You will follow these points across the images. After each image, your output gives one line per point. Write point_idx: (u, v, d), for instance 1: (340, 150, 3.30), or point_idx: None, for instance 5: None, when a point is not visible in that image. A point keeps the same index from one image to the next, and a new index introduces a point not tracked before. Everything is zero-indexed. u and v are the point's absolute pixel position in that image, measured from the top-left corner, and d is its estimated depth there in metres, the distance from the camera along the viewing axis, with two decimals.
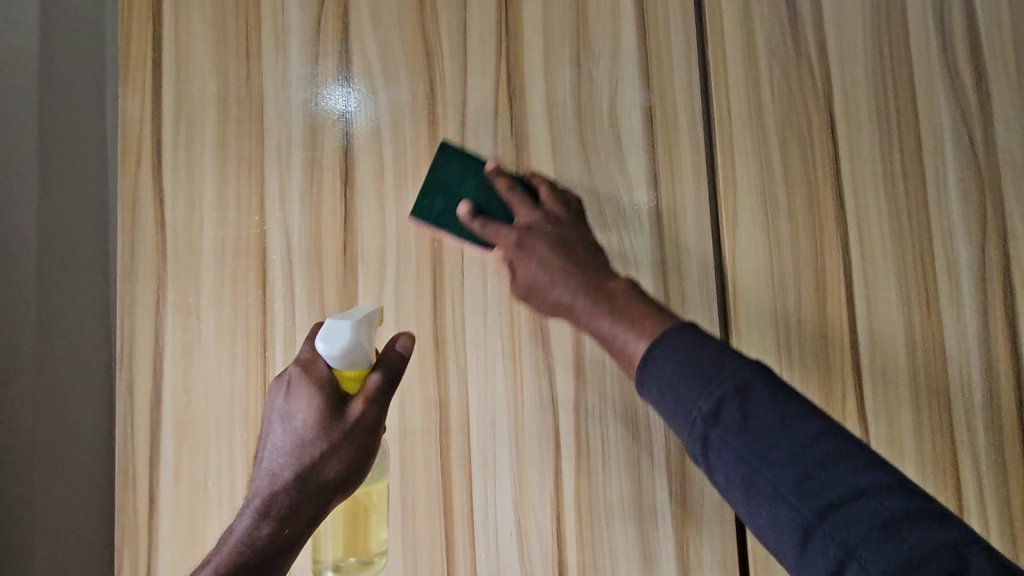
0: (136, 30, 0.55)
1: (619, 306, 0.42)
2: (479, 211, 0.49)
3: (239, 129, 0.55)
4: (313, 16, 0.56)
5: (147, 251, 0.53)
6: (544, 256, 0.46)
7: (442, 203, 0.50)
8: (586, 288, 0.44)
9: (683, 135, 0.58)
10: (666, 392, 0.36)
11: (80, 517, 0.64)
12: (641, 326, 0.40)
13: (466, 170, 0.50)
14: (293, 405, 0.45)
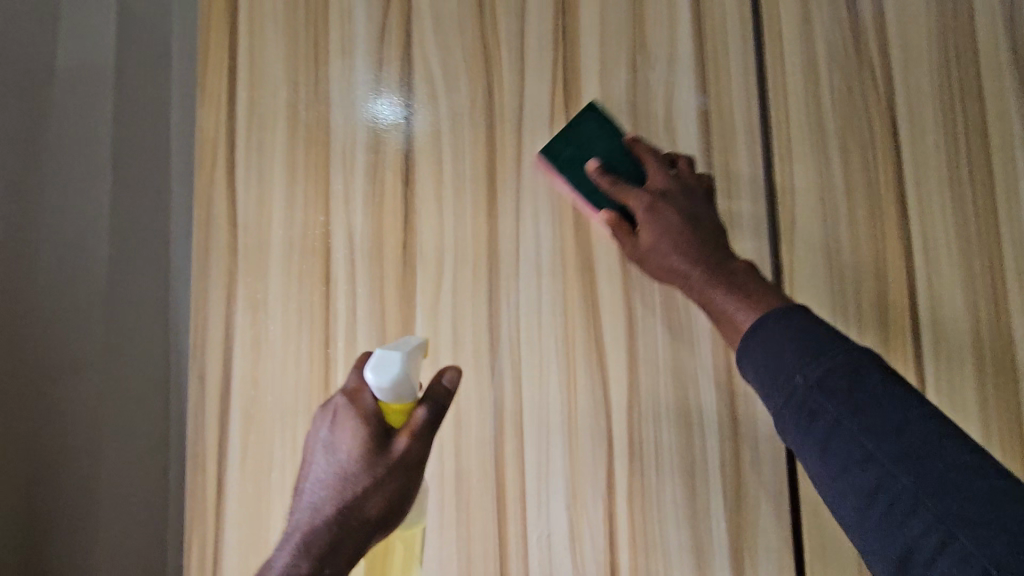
0: (213, 39, 0.58)
1: (738, 288, 0.47)
2: (603, 167, 0.53)
3: (307, 134, 0.57)
4: (378, 25, 0.58)
5: (220, 248, 0.56)
6: (671, 222, 0.50)
7: (572, 150, 0.54)
8: (707, 262, 0.49)
9: (740, 139, 0.58)
10: (759, 354, 0.42)
11: (139, 492, 0.72)
12: (751, 304, 0.46)
13: (612, 139, 0.54)
14: (338, 437, 0.46)
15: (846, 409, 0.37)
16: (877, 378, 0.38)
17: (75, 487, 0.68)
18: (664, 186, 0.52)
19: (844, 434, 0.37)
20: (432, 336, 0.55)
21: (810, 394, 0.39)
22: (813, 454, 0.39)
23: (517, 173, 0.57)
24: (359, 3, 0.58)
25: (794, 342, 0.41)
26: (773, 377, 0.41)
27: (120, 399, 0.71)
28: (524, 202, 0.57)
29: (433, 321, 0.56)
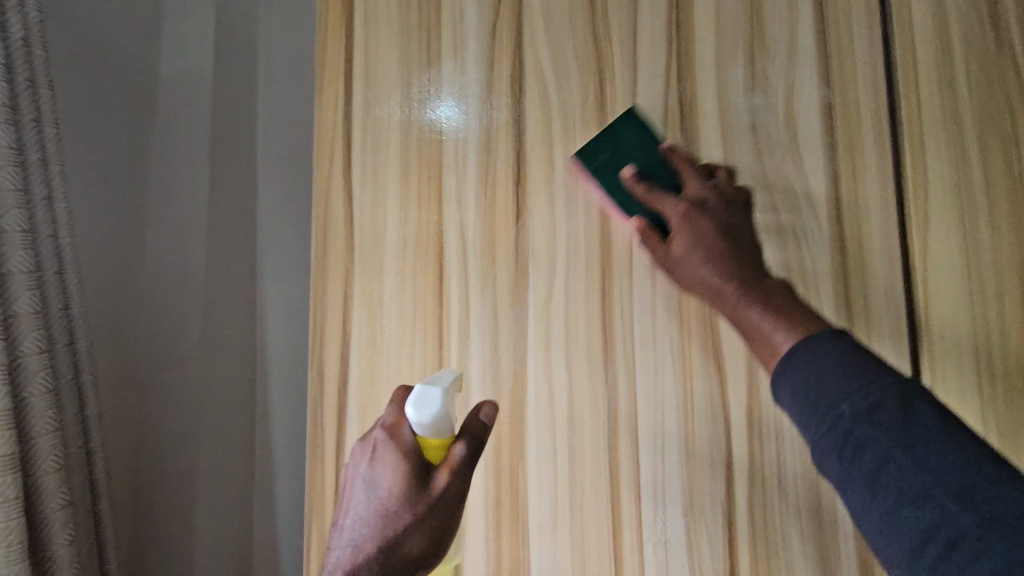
0: (331, 44, 0.60)
1: (775, 306, 0.40)
2: (638, 175, 0.48)
3: (420, 134, 0.58)
4: (489, 25, 0.58)
5: (337, 246, 0.57)
6: (704, 235, 0.43)
7: (606, 157, 0.51)
8: (742, 276, 0.42)
9: (866, 134, 0.55)
10: (801, 388, 0.35)
11: (229, 459, 0.88)
12: (799, 327, 0.38)
13: (644, 144, 0.50)
14: (378, 472, 0.45)
15: (866, 420, 0.32)
16: (864, 367, 0.34)
17: (188, 455, 0.84)
18: (711, 202, 0.46)
19: (863, 435, 0.32)
20: (545, 334, 0.55)
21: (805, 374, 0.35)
22: (835, 464, 0.33)
23: None
24: (472, 2, 0.59)
25: (807, 332, 0.36)
26: (813, 394, 0.34)
27: (216, 382, 0.86)
28: None
29: (546, 321, 0.55)
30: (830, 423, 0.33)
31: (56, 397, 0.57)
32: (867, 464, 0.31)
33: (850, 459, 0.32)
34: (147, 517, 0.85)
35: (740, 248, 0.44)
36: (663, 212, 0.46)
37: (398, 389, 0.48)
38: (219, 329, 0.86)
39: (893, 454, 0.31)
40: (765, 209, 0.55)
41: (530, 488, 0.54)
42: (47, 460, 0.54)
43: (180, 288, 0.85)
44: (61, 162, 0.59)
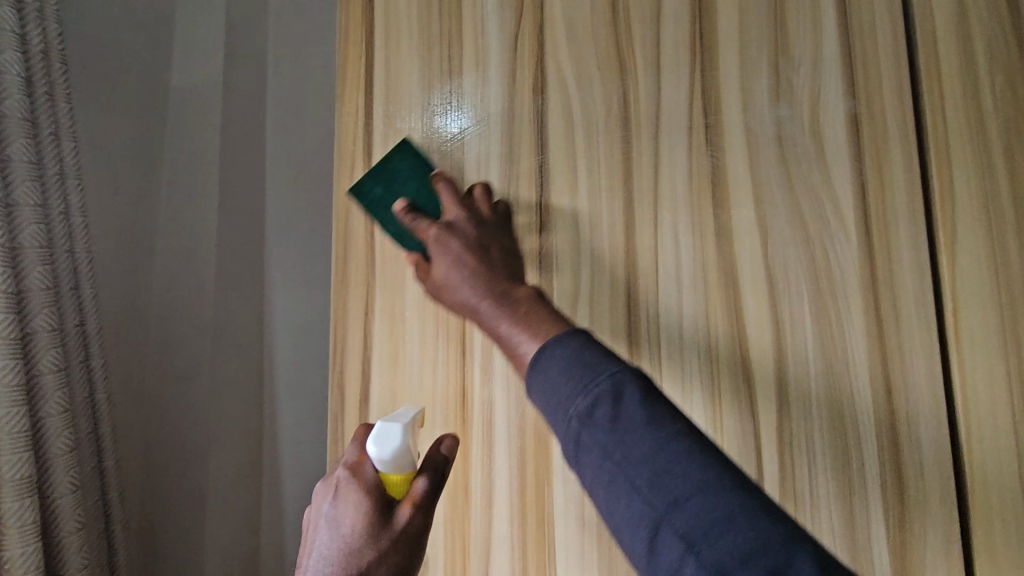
0: (351, 55, 0.60)
1: (524, 314, 0.43)
2: (410, 207, 0.51)
3: (441, 147, 0.57)
4: (510, 36, 0.58)
5: (357, 258, 0.56)
6: (460, 248, 0.47)
7: (381, 190, 0.53)
8: (494, 285, 0.45)
9: (893, 144, 0.55)
10: (549, 391, 0.37)
11: (237, 467, 0.89)
12: (527, 330, 0.41)
13: (416, 172, 0.54)
14: (340, 511, 0.43)
15: (629, 462, 0.33)
16: (641, 421, 0.34)
17: (198, 464, 0.85)
18: (470, 214, 0.50)
19: (615, 459, 0.33)
20: None
21: (577, 427, 0.35)
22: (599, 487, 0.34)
23: (654, 183, 0.55)
24: (492, 13, 0.58)
25: (570, 369, 0.36)
26: (562, 391, 0.36)
27: (224, 393, 0.87)
28: (662, 212, 0.55)
29: None
30: (576, 424, 0.35)
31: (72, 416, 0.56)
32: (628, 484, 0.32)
33: (636, 494, 0.32)
34: (156, 525, 0.86)
35: (491, 263, 0.47)
36: (434, 268, 0.49)
37: (359, 431, 0.48)
38: (230, 340, 0.88)
39: (649, 486, 0.32)
40: (792, 219, 0.54)
41: (556, 506, 0.53)
42: (62, 482, 0.53)
43: (189, 304, 0.86)
44: (78, 175, 0.58)
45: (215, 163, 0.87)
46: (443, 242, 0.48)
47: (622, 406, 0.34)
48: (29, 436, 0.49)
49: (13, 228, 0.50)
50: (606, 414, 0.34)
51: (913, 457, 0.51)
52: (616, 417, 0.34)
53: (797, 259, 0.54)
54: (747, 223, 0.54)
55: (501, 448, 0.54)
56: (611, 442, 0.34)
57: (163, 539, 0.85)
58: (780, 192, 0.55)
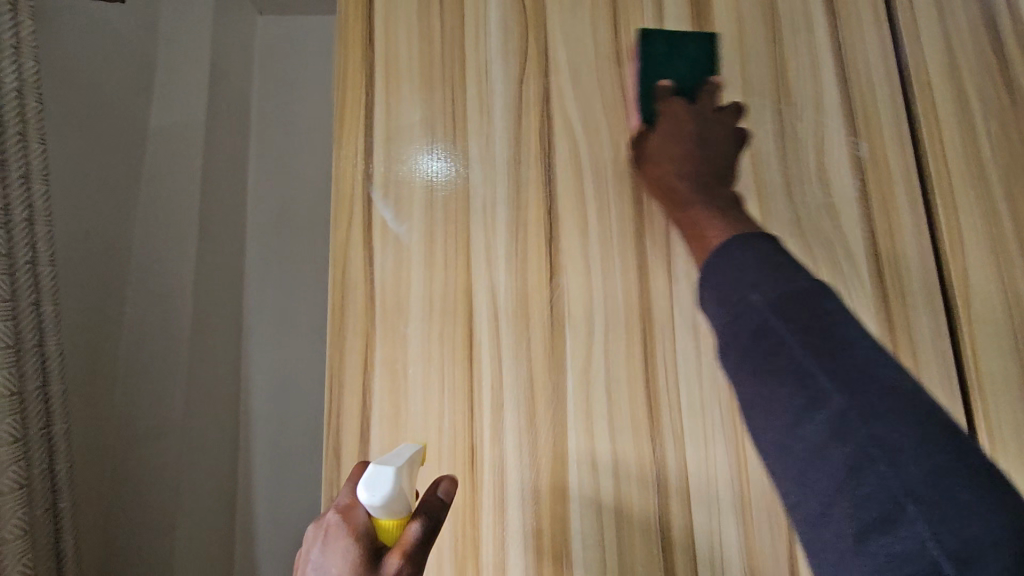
0: (350, 94, 0.57)
1: (719, 206, 0.47)
2: (673, 89, 0.52)
3: (446, 189, 0.55)
4: (515, 80, 0.57)
5: (357, 308, 0.53)
6: (676, 128, 0.50)
7: (663, 48, 0.53)
8: (706, 180, 0.49)
9: (899, 189, 0.55)
10: (734, 273, 0.38)
11: (210, 533, 0.82)
12: (721, 216, 0.46)
13: (671, 64, 0.53)
14: (329, 558, 0.38)
15: (820, 366, 0.33)
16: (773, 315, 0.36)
17: (166, 533, 0.77)
18: (706, 112, 0.51)
19: (801, 372, 0.34)
20: (585, 403, 0.51)
21: (762, 309, 0.36)
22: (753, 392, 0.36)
23: (666, 226, 0.54)
24: (496, 59, 0.58)
25: (744, 267, 0.38)
26: (730, 289, 0.38)
27: (195, 455, 0.80)
28: (675, 254, 0.54)
29: (585, 385, 0.51)
30: (748, 326, 0.36)
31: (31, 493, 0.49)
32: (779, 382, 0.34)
33: (796, 404, 0.33)
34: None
35: (703, 157, 0.50)
36: (649, 145, 0.53)
37: (355, 469, 0.43)
38: (202, 392, 0.82)
39: (830, 400, 0.32)
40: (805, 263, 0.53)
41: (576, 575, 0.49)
42: (14, 572, 0.47)
43: (158, 352, 0.79)
44: (48, 222, 0.53)
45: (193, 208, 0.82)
46: (676, 132, 0.50)
47: (800, 298, 0.36)
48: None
49: None
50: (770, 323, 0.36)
51: None
52: (805, 307, 0.35)
53: None
54: None
55: (514, 512, 0.49)
56: (801, 324, 0.35)
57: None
58: (791, 233, 0.54)
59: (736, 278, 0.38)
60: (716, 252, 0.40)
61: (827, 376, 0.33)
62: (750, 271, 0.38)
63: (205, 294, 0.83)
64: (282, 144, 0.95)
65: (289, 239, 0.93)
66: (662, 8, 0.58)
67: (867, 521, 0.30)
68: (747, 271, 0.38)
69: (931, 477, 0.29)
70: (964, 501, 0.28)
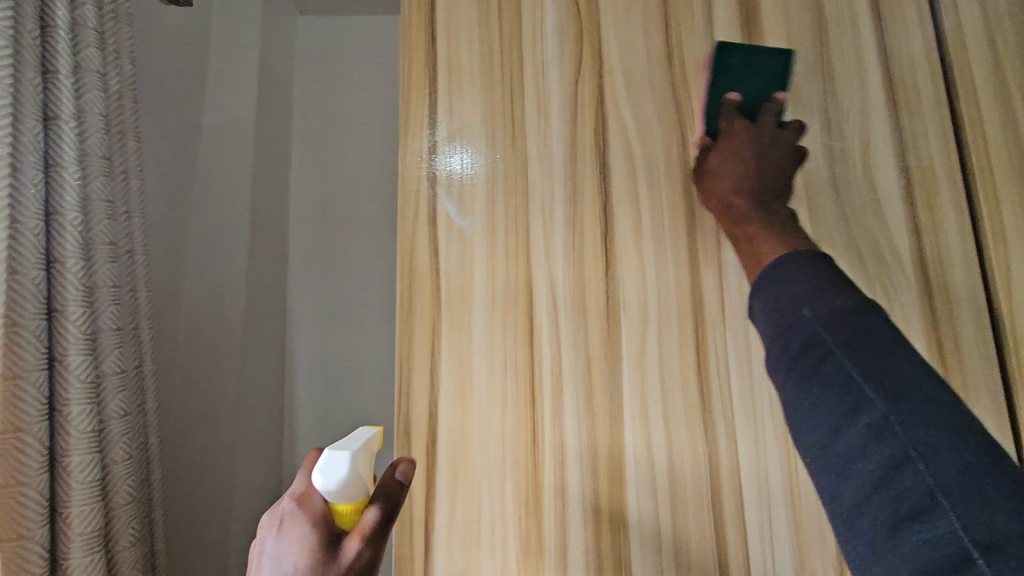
0: (414, 96, 0.60)
1: (773, 224, 0.49)
2: (738, 104, 0.53)
3: (506, 186, 0.58)
4: (571, 82, 0.60)
5: (424, 298, 0.56)
6: (742, 146, 0.51)
7: (739, 58, 0.51)
8: (765, 199, 0.50)
9: (942, 188, 0.56)
10: (780, 293, 0.41)
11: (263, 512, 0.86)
12: (777, 238, 0.47)
13: (751, 78, 0.52)
14: (283, 546, 0.39)
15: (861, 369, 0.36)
16: (884, 329, 0.37)
17: (222, 508, 0.82)
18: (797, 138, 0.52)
19: (847, 384, 0.36)
20: (640, 390, 0.54)
21: (815, 327, 0.38)
22: (792, 386, 0.39)
23: (717, 222, 0.57)
24: (553, 62, 0.60)
25: (813, 280, 0.40)
26: (779, 307, 0.41)
27: (246, 436, 0.86)
28: (726, 249, 0.56)
29: (640, 373, 0.54)
30: (799, 338, 0.39)
31: (133, 462, 0.55)
32: (821, 384, 0.37)
33: (836, 411, 0.36)
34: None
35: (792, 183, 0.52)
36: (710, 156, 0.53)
37: (309, 456, 0.44)
38: (252, 375, 0.87)
39: (871, 400, 0.34)
40: (852, 258, 0.55)
41: (633, 551, 0.51)
42: (123, 534, 0.52)
43: (216, 337, 0.84)
44: (142, 216, 0.58)
45: (246, 203, 0.88)
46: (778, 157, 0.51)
47: (869, 323, 0.37)
48: (98, 486, 0.48)
49: (90, 265, 0.51)
50: (872, 330, 0.37)
51: None
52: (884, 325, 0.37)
53: None
54: None
55: (573, 491, 0.52)
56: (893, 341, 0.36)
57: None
58: (838, 229, 0.56)
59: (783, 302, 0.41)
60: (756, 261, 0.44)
61: (877, 388, 0.35)
62: (801, 284, 0.41)
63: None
64: (327, 141, 0.98)
65: (333, 232, 0.96)
66: (713, 13, 0.61)
67: (904, 511, 0.32)
68: (798, 292, 0.40)
69: (974, 470, 0.31)
70: (1003, 504, 0.30)
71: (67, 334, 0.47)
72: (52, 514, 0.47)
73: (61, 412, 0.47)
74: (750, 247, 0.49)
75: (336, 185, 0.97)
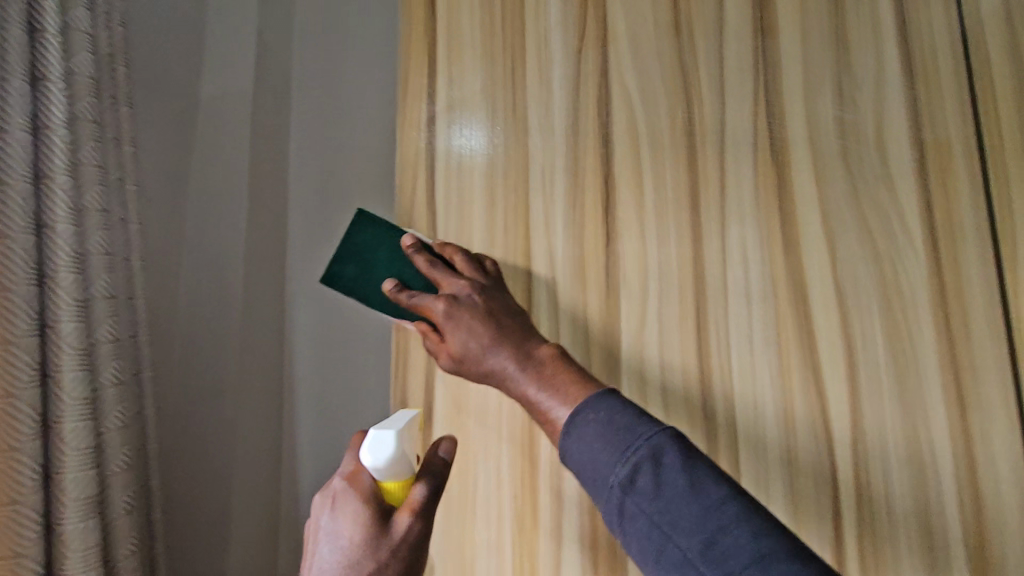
0: (414, 67, 0.59)
1: (551, 376, 0.43)
2: (400, 286, 0.49)
3: (506, 159, 0.57)
4: (574, 50, 0.58)
5: None
6: (466, 317, 0.46)
7: (353, 267, 0.51)
8: (520, 354, 0.45)
9: (956, 164, 0.54)
10: (587, 463, 0.37)
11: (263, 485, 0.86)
12: (567, 398, 0.41)
13: (369, 233, 0.51)
14: (338, 523, 0.39)
15: (684, 532, 0.32)
16: (683, 488, 0.33)
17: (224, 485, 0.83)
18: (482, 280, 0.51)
19: (677, 554, 0.32)
20: (639, 366, 0.53)
21: (622, 497, 0.34)
22: (637, 548, 0.34)
23: (721, 197, 0.55)
24: (555, 29, 0.58)
25: (606, 437, 0.36)
26: (596, 474, 0.36)
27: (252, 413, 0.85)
28: (730, 224, 0.55)
29: (638, 349, 0.53)
30: (619, 510, 0.35)
31: (129, 431, 0.56)
32: (638, 539, 0.34)
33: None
34: (187, 550, 0.81)
35: (519, 320, 0.48)
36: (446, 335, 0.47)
37: (354, 440, 0.45)
38: (254, 351, 0.86)
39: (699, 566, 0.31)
40: (860, 234, 0.54)
41: None
42: (118, 502, 0.53)
43: (216, 313, 0.84)
44: (136, 182, 0.58)
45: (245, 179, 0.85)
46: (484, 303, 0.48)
47: (661, 476, 0.34)
48: (92, 453, 0.49)
49: (81, 232, 0.50)
50: (700, 488, 0.33)
51: (990, 479, 0.50)
52: (658, 485, 0.34)
53: (867, 273, 0.53)
54: (815, 237, 0.54)
55: (569, 466, 0.52)
56: (659, 501, 0.33)
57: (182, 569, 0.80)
58: (847, 204, 0.54)
59: (595, 477, 0.36)
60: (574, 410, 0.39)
61: (700, 551, 0.31)
62: (611, 435, 0.36)
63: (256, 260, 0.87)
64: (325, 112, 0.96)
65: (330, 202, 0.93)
66: None
67: None
68: (600, 449, 0.36)
69: None
70: None
71: (58, 300, 0.47)
72: (47, 480, 0.47)
73: (54, 378, 0.47)
74: (539, 416, 0.42)
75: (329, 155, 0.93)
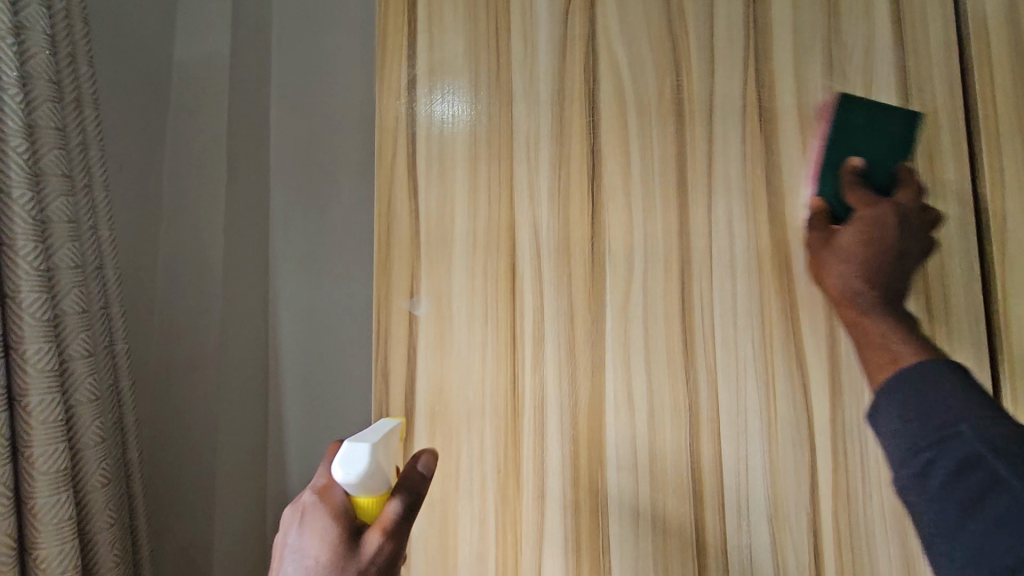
0: (393, 32, 0.58)
1: (902, 324, 0.44)
2: (862, 171, 0.49)
3: (490, 126, 0.56)
4: (559, 14, 0.56)
5: (402, 244, 0.55)
6: (885, 229, 0.46)
7: (863, 121, 0.48)
8: (890, 289, 0.46)
9: (943, 137, 0.53)
10: (898, 417, 0.39)
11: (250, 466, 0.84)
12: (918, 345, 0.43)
13: (887, 135, 0.48)
14: (305, 539, 0.40)
15: (997, 460, 0.33)
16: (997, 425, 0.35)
17: (210, 456, 0.83)
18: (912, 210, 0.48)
19: (993, 483, 0.32)
20: (623, 338, 0.53)
21: (970, 442, 0.34)
22: (941, 506, 0.34)
23: (708, 168, 0.54)
24: None
25: (969, 393, 0.37)
26: (926, 420, 0.37)
27: (236, 385, 0.83)
28: (716, 195, 0.54)
29: (623, 322, 0.53)
30: (950, 455, 0.35)
31: (102, 404, 0.55)
32: (984, 509, 0.32)
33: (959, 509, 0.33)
34: (174, 522, 0.82)
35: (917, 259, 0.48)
36: (838, 239, 0.48)
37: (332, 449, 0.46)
38: (240, 321, 0.84)
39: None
40: None
41: (612, 496, 0.51)
42: (94, 475, 0.52)
43: (199, 282, 0.82)
44: (100, 144, 0.56)
45: (224, 148, 0.83)
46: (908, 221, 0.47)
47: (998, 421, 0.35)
48: (62, 426, 0.48)
49: (41, 198, 0.49)
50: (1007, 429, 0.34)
51: None
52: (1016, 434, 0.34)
53: None
54: (801, 207, 0.53)
55: (552, 437, 0.52)
56: (993, 441, 0.34)
57: (171, 539, 0.81)
58: None
59: (933, 423, 0.37)
60: (911, 370, 0.39)
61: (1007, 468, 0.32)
62: (959, 389, 0.37)
63: (238, 230, 0.84)
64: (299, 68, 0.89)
65: (308, 168, 0.87)
66: None
67: None
68: (964, 402, 0.37)
69: None
70: None
71: (17, 268, 0.45)
72: (15, 456, 0.46)
73: (17, 350, 0.46)
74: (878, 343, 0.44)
75: (302, 119, 0.88)
